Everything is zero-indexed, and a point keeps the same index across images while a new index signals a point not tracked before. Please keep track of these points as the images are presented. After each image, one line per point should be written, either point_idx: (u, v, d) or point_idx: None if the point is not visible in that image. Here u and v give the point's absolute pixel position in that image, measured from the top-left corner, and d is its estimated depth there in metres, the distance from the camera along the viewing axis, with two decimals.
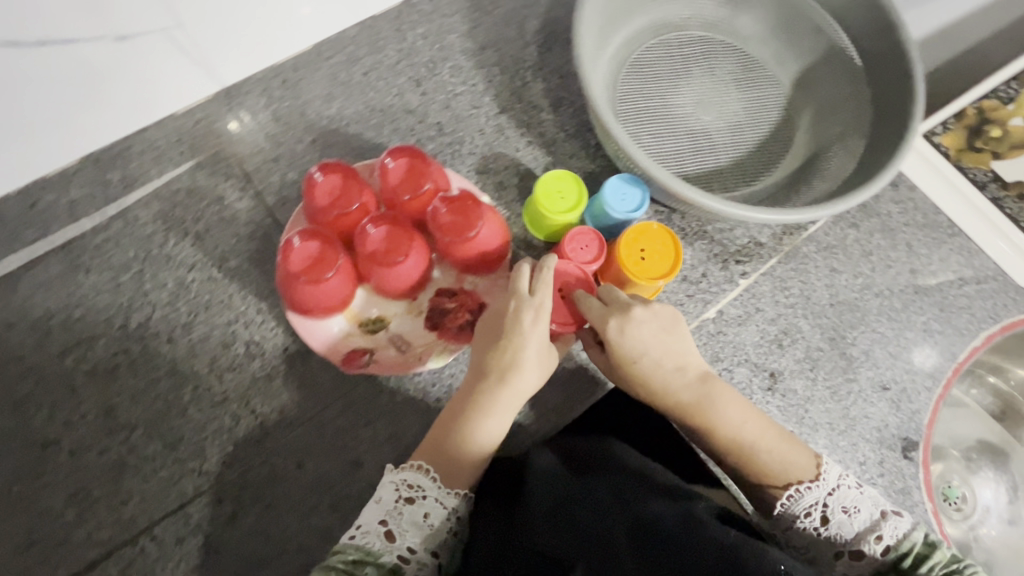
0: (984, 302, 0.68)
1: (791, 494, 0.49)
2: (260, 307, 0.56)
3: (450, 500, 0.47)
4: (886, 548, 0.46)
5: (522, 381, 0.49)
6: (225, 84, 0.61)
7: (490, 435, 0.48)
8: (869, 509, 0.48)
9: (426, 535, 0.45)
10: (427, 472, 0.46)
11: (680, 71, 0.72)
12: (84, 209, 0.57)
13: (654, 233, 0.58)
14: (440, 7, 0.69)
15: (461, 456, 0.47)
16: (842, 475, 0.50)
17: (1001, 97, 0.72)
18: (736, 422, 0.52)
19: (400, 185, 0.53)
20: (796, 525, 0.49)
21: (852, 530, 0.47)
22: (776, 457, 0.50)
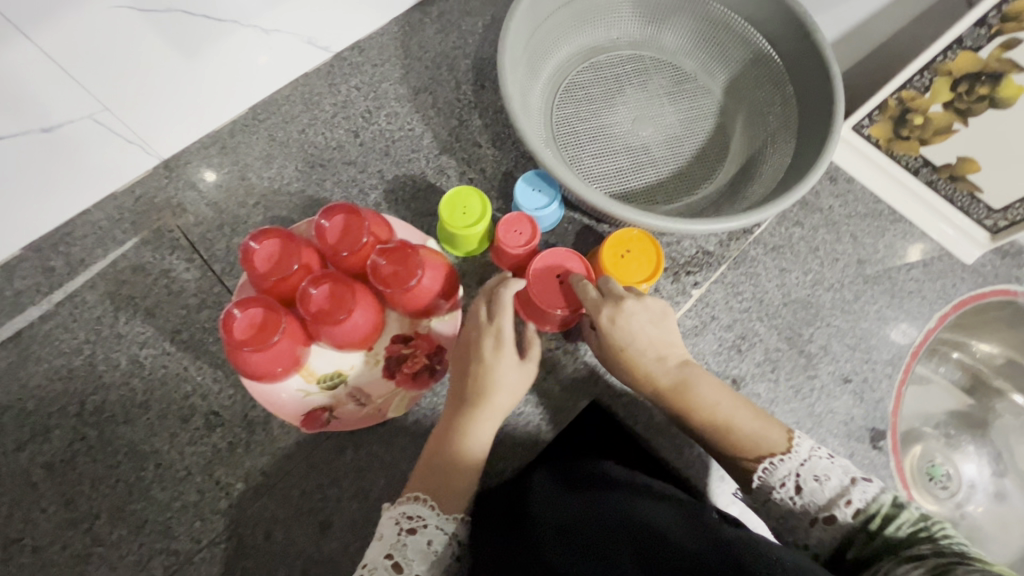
0: (935, 283, 0.69)
1: (766, 467, 0.49)
2: (216, 376, 0.58)
3: (451, 526, 0.48)
4: (855, 511, 0.45)
5: (502, 402, 0.53)
6: (163, 156, 0.65)
7: (477, 457, 0.51)
8: (838, 476, 0.47)
9: (432, 561, 0.46)
10: (423, 500, 0.48)
11: (613, 91, 0.74)
12: (29, 298, 0.60)
13: (642, 239, 0.59)
14: (371, 58, 0.73)
15: (452, 478, 0.50)
16: (811, 447, 0.49)
17: (919, 85, 0.64)
18: (714, 397, 0.53)
19: (337, 242, 0.54)
20: (773, 497, 0.48)
21: (824, 497, 0.46)
22: (753, 425, 0.51)
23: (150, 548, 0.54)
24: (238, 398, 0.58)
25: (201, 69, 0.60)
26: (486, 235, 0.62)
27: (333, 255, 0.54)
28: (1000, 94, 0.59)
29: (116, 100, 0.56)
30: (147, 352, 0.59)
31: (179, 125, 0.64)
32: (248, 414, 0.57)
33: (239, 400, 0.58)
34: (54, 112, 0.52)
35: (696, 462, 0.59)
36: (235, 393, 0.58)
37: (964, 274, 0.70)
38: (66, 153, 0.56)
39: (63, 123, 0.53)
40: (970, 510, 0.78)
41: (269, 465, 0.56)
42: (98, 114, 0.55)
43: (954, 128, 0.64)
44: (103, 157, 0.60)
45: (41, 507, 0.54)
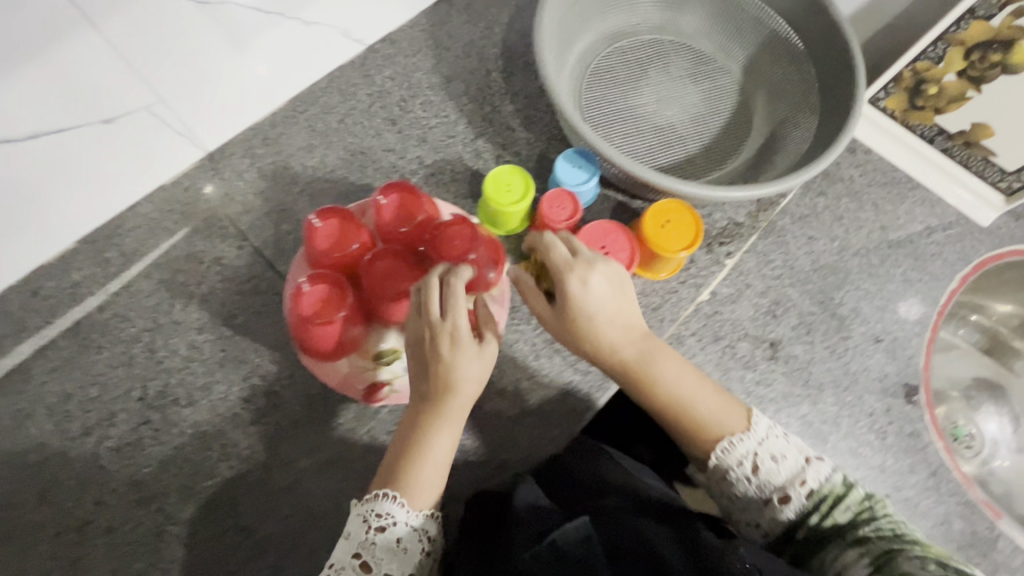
0: (955, 246, 0.72)
1: (725, 446, 0.52)
2: (275, 357, 0.60)
3: (419, 521, 0.50)
4: (810, 492, 0.51)
5: (466, 396, 0.52)
6: (208, 148, 0.66)
7: (444, 451, 0.51)
8: (795, 457, 0.52)
9: (402, 559, 0.48)
10: (388, 498, 0.49)
11: (638, 74, 0.77)
12: (87, 289, 0.61)
13: (680, 208, 0.62)
14: (402, 49, 0.75)
15: (419, 474, 0.50)
16: (769, 426, 0.54)
17: (933, 56, 0.68)
18: (676, 375, 0.55)
19: (393, 218, 0.56)
20: (730, 477, 0.52)
21: (780, 477, 0.52)
22: (710, 408, 0.53)
23: (220, 525, 0.56)
24: (297, 377, 0.60)
25: (247, 61, 0.62)
26: (527, 214, 0.64)
27: (390, 230, 0.56)
28: (1011, 60, 0.63)
29: (171, 92, 0.57)
30: (205, 336, 0.61)
31: (225, 117, 0.65)
32: (307, 392, 0.59)
33: (297, 379, 0.60)
34: (115, 102, 0.53)
35: None
36: (293, 372, 0.60)
37: (982, 237, 0.73)
38: (125, 145, 0.58)
39: (121, 115, 0.55)
40: (996, 466, 0.81)
41: (330, 439, 0.58)
42: (154, 105, 0.57)
43: (968, 95, 0.67)
44: (157, 149, 0.61)
45: (112, 489, 0.56)
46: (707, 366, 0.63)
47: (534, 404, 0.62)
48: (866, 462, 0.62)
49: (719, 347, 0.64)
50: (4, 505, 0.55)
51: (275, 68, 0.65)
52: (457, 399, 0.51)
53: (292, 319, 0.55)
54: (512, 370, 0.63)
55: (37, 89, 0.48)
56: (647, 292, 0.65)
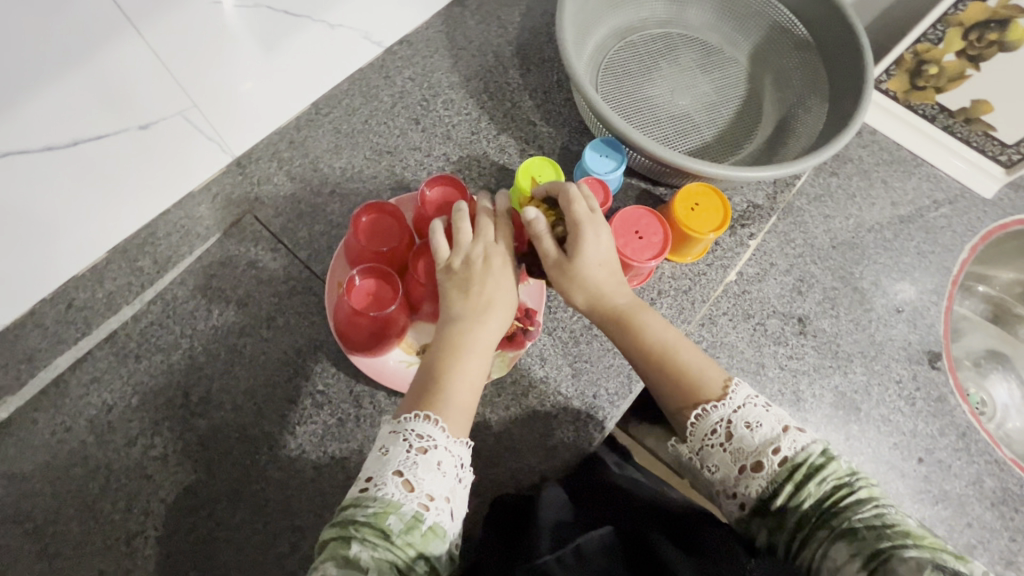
0: (962, 218, 0.76)
1: (698, 412, 0.49)
2: (318, 356, 0.61)
3: (457, 447, 0.45)
4: (784, 461, 0.46)
5: (499, 321, 0.51)
6: (235, 154, 0.67)
7: (476, 379, 0.49)
8: (771, 424, 0.47)
9: (442, 482, 0.43)
10: (426, 417, 0.45)
11: (650, 66, 0.79)
12: (122, 298, 0.61)
13: (707, 191, 0.64)
14: (420, 50, 0.76)
15: (455, 399, 0.47)
16: (749, 395, 0.50)
17: (932, 37, 0.71)
18: (658, 327, 0.54)
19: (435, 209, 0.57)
20: (706, 446, 0.49)
21: (755, 444, 0.47)
22: (696, 362, 0.52)
23: (274, 527, 0.55)
24: (342, 375, 0.60)
25: (274, 64, 0.62)
26: None
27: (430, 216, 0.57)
28: (1007, 38, 0.66)
29: (204, 97, 0.58)
30: (245, 339, 0.61)
31: (251, 122, 0.66)
32: (352, 389, 0.60)
33: (342, 377, 0.60)
34: (152, 109, 0.54)
35: (777, 396, 0.64)
36: (338, 370, 0.60)
37: (987, 208, 0.77)
38: (158, 153, 0.58)
39: (158, 120, 0.55)
40: (1010, 429, 0.85)
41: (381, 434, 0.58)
42: (187, 110, 0.57)
43: (967, 73, 0.71)
44: (188, 155, 0.61)
45: (160, 497, 0.55)
46: (740, 343, 0.66)
47: (579, 392, 0.63)
48: (897, 427, 0.64)
49: (750, 325, 0.67)
50: (50, 520, 0.54)
51: (292, 69, 0.65)
52: (490, 321, 0.51)
53: (339, 316, 0.56)
54: (554, 357, 0.64)
55: (80, 93, 0.48)
56: (678, 275, 0.67)
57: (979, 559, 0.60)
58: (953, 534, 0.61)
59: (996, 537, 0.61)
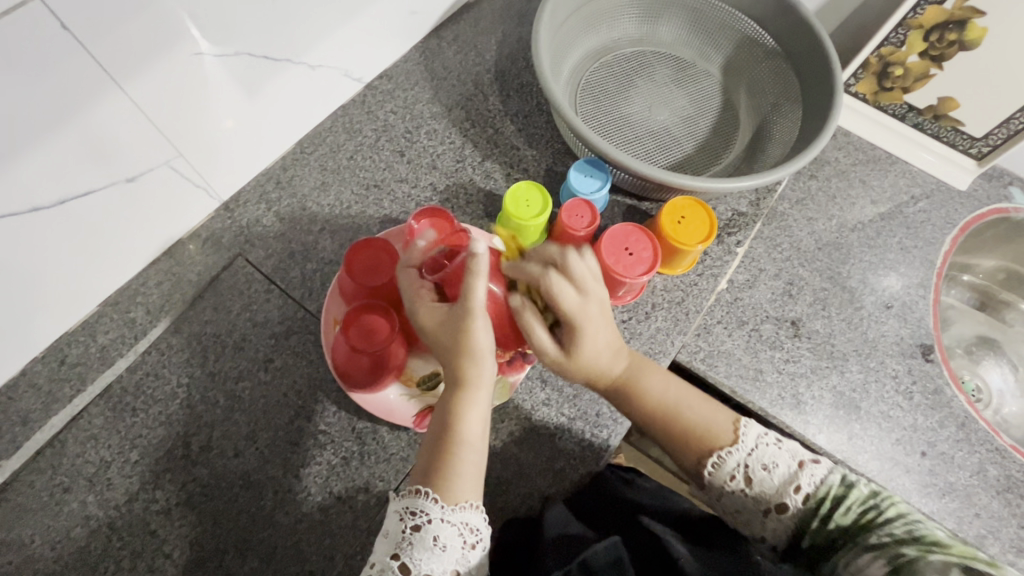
0: (940, 211, 0.78)
1: (716, 460, 0.49)
2: (318, 395, 0.60)
3: (458, 515, 0.44)
4: (806, 497, 0.46)
5: (491, 369, 0.48)
6: (222, 198, 0.67)
7: (478, 436, 0.48)
8: (787, 462, 0.48)
9: (442, 557, 0.42)
10: (424, 495, 0.44)
11: (626, 84, 0.81)
12: (115, 351, 0.61)
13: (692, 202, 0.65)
14: (400, 83, 0.78)
15: (460, 466, 0.45)
16: (760, 434, 0.50)
17: (895, 41, 0.72)
18: (660, 387, 0.54)
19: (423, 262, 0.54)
20: (726, 492, 0.49)
21: (774, 485, 0.47)
22: (701, 418, 0.51)
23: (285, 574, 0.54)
24: (343, 413, 0.60)
25: (256, 107, 0.63)
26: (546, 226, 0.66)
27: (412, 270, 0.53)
28: (966, 38, 0.68)
29: (189, 146, 0.58)
30: (243, 384, 0.60)
31: (237, 167, 0.66)
32: (355, 427, 0.59)
33: (343, 415, 0.60)
34: (137, 162, 0.54)
35: (778, 399, 0.64)
36: (339, 409, 0.60)
37: (962, 201, 0.79)
38: (145, 204, 0.58)
39: (144, 172, 0.55)
40: (1007, 414, 0.86)
41: (387, 471, 0.58)
42: (173, 160, 0.58)
43: (932, 73, 0.73)
44: (175, 203, 0.61)
45: (165, 553, 0.54)
46: (737, 350, 0.66)
47: (582, 412, 0.63)
48: (898, 423, 0.65)
49: (745, 332, 0.67)
50: None
51: (273, 111, 0.65)
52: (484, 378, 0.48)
53: (337, 353, 0.56)
54: (554, 379, 0.64)
55: (67, 153, 0.48)
56: (670, 288, 0.68)
57: (990, 549, 0.60)
58: (963, 526, 0.61)
59: (1005, 525, 0.61)
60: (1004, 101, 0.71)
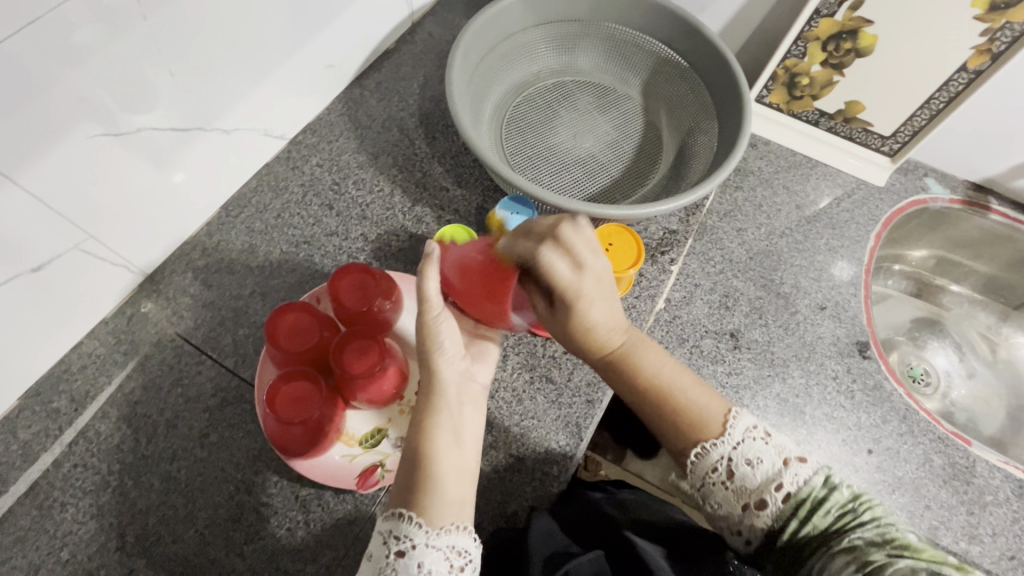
0: (863, 209, 0.81)
1: (699, 451, 0.48)
2: (258, 466, 0.59)
3: (444, 539, 0.42)
4: (786, 496, 0.45)
5: (462, 382, 0.50)
6: (146, 271, 0.66)
7: (456, 451, 0.46)
8: (771, 459, 0.46)
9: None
10: (410, 518, 0.42)
11: (550, 115, 0.82)
12: (39, 445, 0.58)
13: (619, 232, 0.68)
14: (325, 135, 0.78)
15: (442, 482, 0.44)
16: (749, 427, 0.48)
17: (797, 53, 0.75)
18: (656, 361, 0.53)
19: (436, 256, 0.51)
20: (707, 484, 0.47)
21: (756, 481, 0.46)
22: (698, 399, 0.50)
23: None
24: (285, 482, 0.58)
25: (172, 178, 0.62)
26: None
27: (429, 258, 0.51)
28: (860, 45, 0.71)
29: (100, 225, 0.57)
30: (178, 464, 0.58)
31: (157, 238, 0.65)
32: (298, 495, 0.58)
33: (286, 484, 0.58)
34: (42, 250, 0.52)
35: None
36: (280, 478, 0.59)
37: (882, 196, 0.82)
38: (56, 289, 0.56)
39: (51, 258, 0.54)
40: (955, 396, 0.88)
41: (334, 537, 0.56)
42: (83, 242, 0.56)
43: (835, 80, 0.76)
44: (93, 282, 0.60)
45: None
46: None
47: (530, 450, 0.62)
48: (843, 423, 0.66)
49: (686, 349, 0.68)
50: None
51: (190, 180, 0.65)
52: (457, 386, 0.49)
53: (268, 424, 0.54)
54: (500, 421, 0.64)
55: None
56: None
57: (944, 540, 0.61)
58: (916, 519, 0.62)
59: (955, 514, 0.62)
60: (904, 101, 0.74)
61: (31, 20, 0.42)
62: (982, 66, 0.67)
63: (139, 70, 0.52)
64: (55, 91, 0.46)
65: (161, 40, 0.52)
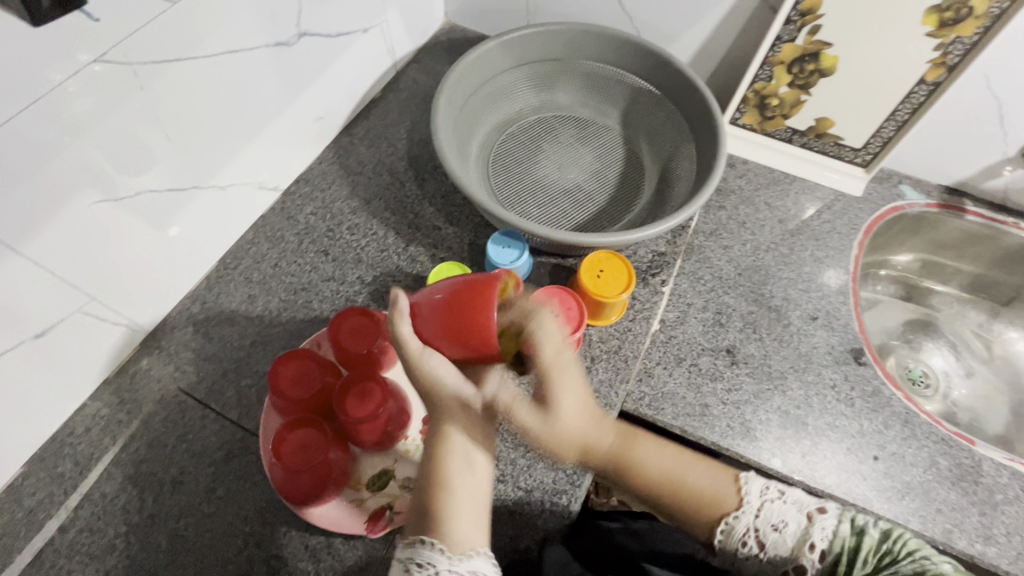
0: (843, 219, 0.83)
1: (724, 529, 0.48)
2: (266, 517, 0.59)
3: (466, 565, 0.43)
4: (821, 555, 0.45)
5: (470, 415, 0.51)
6: (147, 328, 0.67)
7: (470, 477, 0.48)
8: (796, 518, 0.47)
9: None
10: (430, 544, 0.43)
11: (534, 150, 0.85)
12: (44, 512, 0.58)
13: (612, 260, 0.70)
14: (317, 184, 0.80)
15: (457, 511, 0.46)
16: (762, 489, 0.49)
17: (765, 76, 0.79)
18: (655, 460, 0.52)
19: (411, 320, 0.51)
20: (739, 557, 0.47)
21: (788, 545, 0.46)
22: (705, 484, 0.50)
23: None
24: (294, 532, 0.58)
25: (168, 236, 0.63)
26: None
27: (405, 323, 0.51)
28: (823, 66, 0.75)
29: (100, 288, 0.58)
30: (185, 521, 0.58)
31: (157, 295, 0.66)
32: (309, 544, 0.57)
33: (295, 533, 0.58)
34: (46, 318, 0.53)
35: (729, 431, 0.65)
36: (289, 528, 0.58)
37: (861, 206, 0.84)
38: (59, 353, 0.57)
39: (54, 324, 0.54)
40: (956, 396, 0.89)
41: None
42: (85, 305, 0.57)
43: (803, 99, 0.79)
44: (95, 343, 0.61)
45: None
46: (680, 389, 0.67)
47: (539, 482, 0.62)
48: (846, 431, 0.66)
49: (684, 368, 0.69)
50: None
51: (187, 234, 0.66)
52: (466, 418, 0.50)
53: (275, 475, 0.54)
54: (507, 453, 0.64)
55: None
56: (606, 338, 0.70)
57: (959, 543, 0.60)
58: (930, 524, 0.61)
59: (968, 515, 0.62)
60: (871, 113, 0.77)
61: (37, 97, 0.44)
62: (940, 77, 0.70)
63: (137, 136, 0.54)
64: (61, 160, 0.48)
65: (158, 107, 0.54)
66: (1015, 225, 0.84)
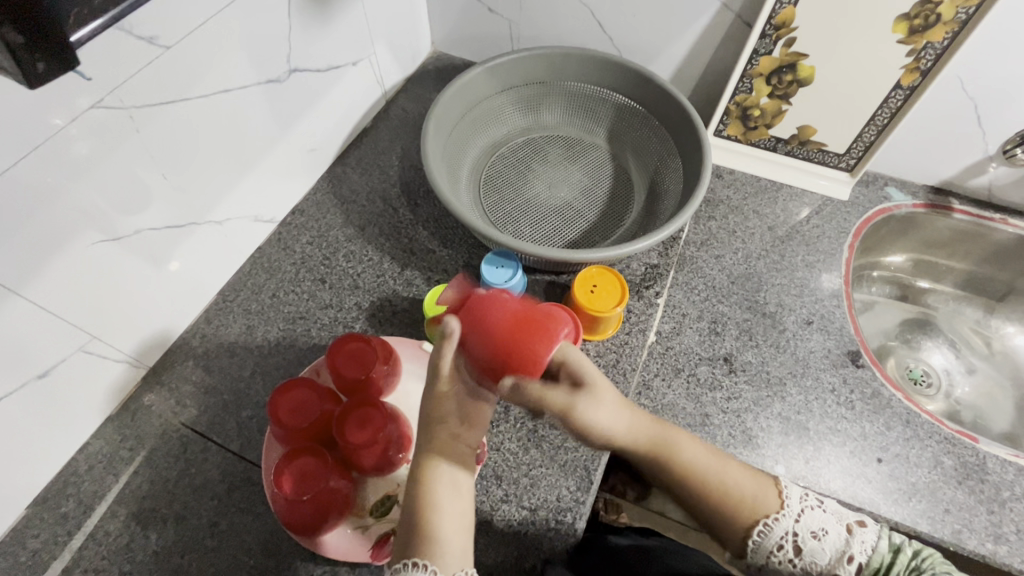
0: (832, 223, 0.84)
1: (761, 530, 0.48)
2: (269, 549, 0.58)
3: None
4: (859, 568, 0.46)
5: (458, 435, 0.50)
6: (149, 364, 0.68)
7: (457, 501, 0.48)
8: (836, 529, 0.48)
9: None
10: (423, 567, 0.43)
11: (524, 171, 0.87)
12: (48, 553, 0.58)
13: (604, 273, 0.71)
14: (312, 214, 0.81)
15: (446, 534, 0.46)
16: (802, 496, 0.50)
17: (745, 88, 0.81)
18: (696, 453, 0.52)
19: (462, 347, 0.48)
20: (772, 563, 0.48)
21: (827, 556, 0.47)
22: (746, 483, 0.50)
23: None
24: (297, 562, 0.58)
25: (166, 271, 0.64)
26: None
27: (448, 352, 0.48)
28: (801, 76, 0.77)
29: (102, 327, 0.59)
30: (190, 556, 0.58)
31: (158, 330, 0.67)
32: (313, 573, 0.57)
33: (299, 564, 0.58)
34: (49, 359, 0.54)
35: (731, 440, 0.65)
36: (293, 559, 0.58)
37: (848, 210, 0.85)
38: (61, 392, 0.57)
39: (56, 363, 0.55)
40: (959, 394, 0.89)
41: None
42: (86, 344, 0.58)
43: (783, 109, 0.81)
44: (97, 380, 0.61)
45: None
46: (680, 400, 0.67)
47: (542, 500, 0.62)
48: (848, 435, 0.66)
49: (683, 379, 0.69)
50: None
51: (186, 268, 0.67)
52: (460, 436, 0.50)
53: (278, 505, 0.54)
54: (509, 473, 0.64)
55: None
56: (603, 352, 0.71)
57: (970, 543, 0.60)
58: (939, 525, 0.61)
59: (976, 514, 0.62)
60: (852, 119, 0.79)
61: (37, 144, 0.46)
62: (915, 81, 0.72)
63: (137, 176, 0.56)
64: (60, 204, 0.49)
65: (154, 147, 0.56)
66: (1003, 221, 0.85)
